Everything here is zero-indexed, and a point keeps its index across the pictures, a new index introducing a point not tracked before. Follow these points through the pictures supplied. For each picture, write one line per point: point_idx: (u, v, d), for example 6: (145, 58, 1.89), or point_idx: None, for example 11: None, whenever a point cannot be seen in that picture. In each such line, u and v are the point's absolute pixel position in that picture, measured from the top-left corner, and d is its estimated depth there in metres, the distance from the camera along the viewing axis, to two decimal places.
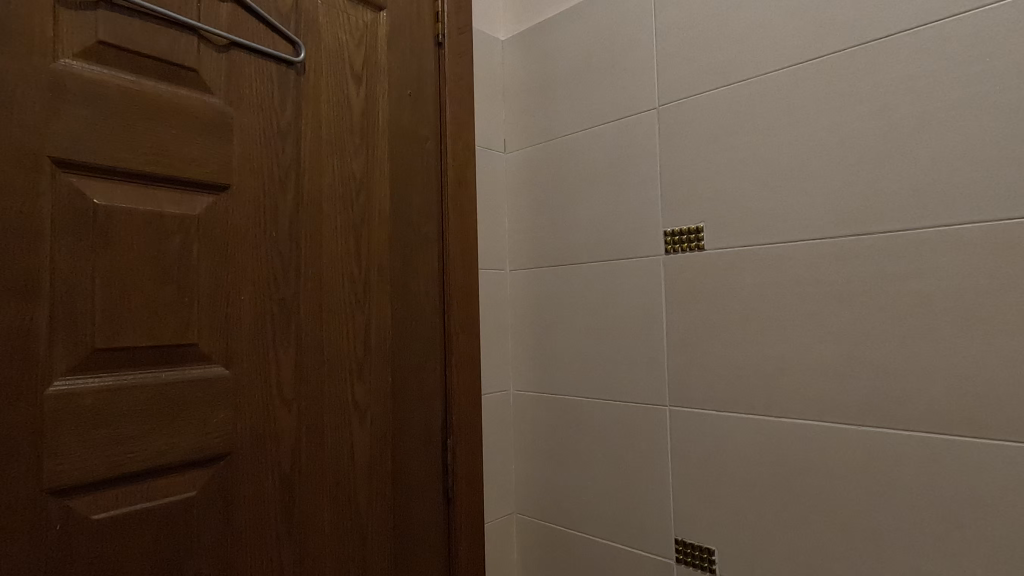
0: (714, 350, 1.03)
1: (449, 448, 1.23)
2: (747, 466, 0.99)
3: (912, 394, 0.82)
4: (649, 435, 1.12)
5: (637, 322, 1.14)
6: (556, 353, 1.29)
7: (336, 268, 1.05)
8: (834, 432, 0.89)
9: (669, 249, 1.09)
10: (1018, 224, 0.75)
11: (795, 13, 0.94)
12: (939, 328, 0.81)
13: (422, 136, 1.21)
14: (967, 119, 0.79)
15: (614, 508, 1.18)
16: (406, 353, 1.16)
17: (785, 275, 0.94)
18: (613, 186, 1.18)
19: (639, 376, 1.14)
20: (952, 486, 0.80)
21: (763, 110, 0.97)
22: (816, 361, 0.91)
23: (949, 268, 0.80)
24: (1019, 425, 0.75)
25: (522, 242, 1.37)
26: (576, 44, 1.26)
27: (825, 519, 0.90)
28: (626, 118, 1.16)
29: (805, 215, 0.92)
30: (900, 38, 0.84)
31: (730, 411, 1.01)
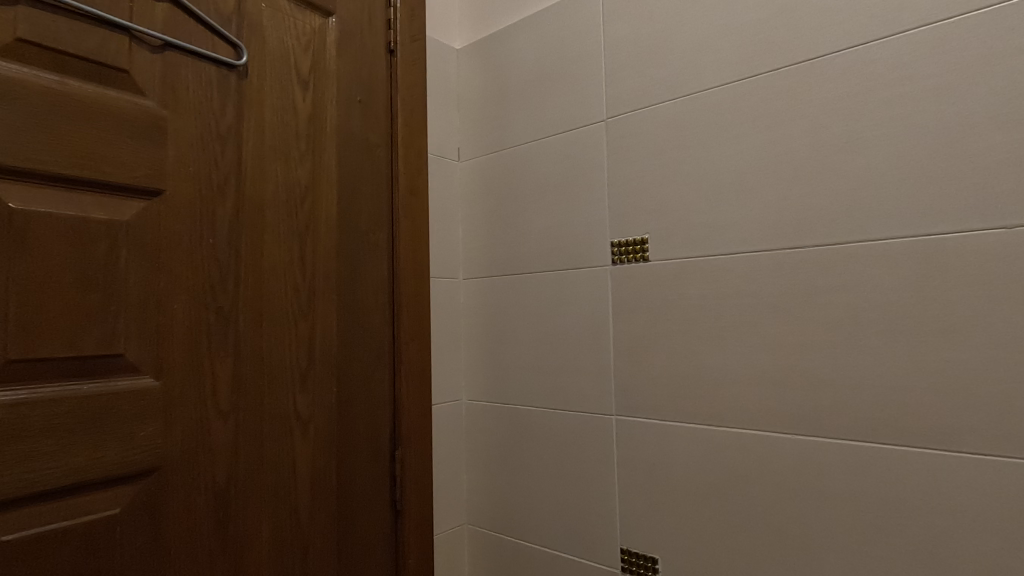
0: (658, 360, 1.04)
1: (398, 460, 1.21)
2: (689, 475, 1.00)
3: (840, 403, 0.85)
4: (597, 444, 1.13)
5: (585, 332, 1.15)
6: (507, 362, 1.29)
7: (279, 276, 1.03)
8: (770, 441, 0.91)
9: (616, 260, 1.10)
10: (937, 240, 0.79)
11: (734, 32, 0.97)
12: (867, 339, 0.83)
13: (372, 143, 1.20)
14: (889, 139, 0.82)
15: (562, 518, 1.18)
16: (353, 362, 1.14)
17: (725, 287, 0.97)
18: (564, 196, 1.19)
19: (587, 386, 1.14)
20: (876, 492, 0.82)
21: (705, 125, 0.99)
22: (754, 371, 0.93)
23: (874, 281, 0.83)
24: (937, 432, 0.78)
25: (475, 251, 1.37)
26: (529, 55, 1.26)
27: (762, 527, 0.92)
28: (575, 129, 1.17)
29: (743, 229, 0.95)
30: (829, 59, 0.87)
31: (673, 421, 1.02)
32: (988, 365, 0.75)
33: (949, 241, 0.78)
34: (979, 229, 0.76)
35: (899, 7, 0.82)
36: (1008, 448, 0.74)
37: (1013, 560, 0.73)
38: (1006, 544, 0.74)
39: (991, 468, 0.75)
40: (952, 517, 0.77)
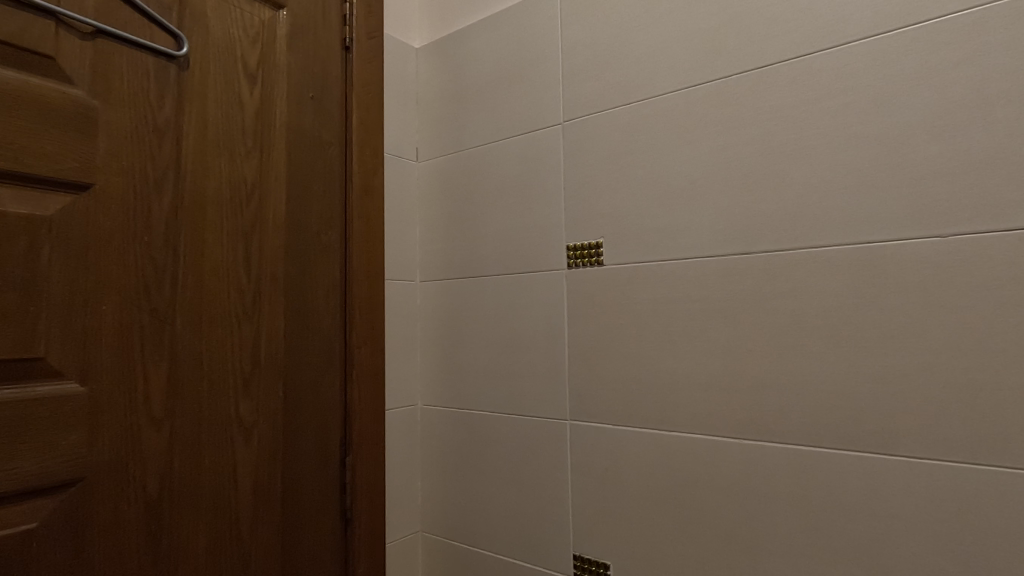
0: (611, 364, 1.04)
1: (348, 466, 1.18)
2: (641, 480, 1.00)
3: (785, 408, 0.86)
4: (551, 449, 1.12)
5: (541, 336, 1.14)
6: (463, 366, 1.27)
7: (221, 276, 0.98)
8: (719, 445, 0.92)
9: (572, 263, 1.10)
10: (878, 247, 0.80)
11: (687, 38, 0.97)
12: (811, 344, 0.84)
13: (325, 141, 1.17)
14: (834, 148, 0.83)
15: (516, 524, 1.16)
16: (301, 366, 1.10)
17: (676, 291, 0.97)
18: (521, 199, 1.18)
19: (542, 390, 1.13)
20: (819, 496, 0.83)
21: (658, 131, 1.00)
22: (704, 376, 0.93)
23: (817, 287, 0.84)
24: (876, 437, 0.79)
25: (433, 253, 1.35)
26: (488, 56, 1.25)
27: (710, 531, 0.92)
28: (533, 131, 1.17)
29: (694, 234, 0.95)
30: (777, 68, 0.88)
31: (626, 425, 1.02)
32: (924, 370, 0.76)
33: (889, 249, 0.79)
34: (917, 238, 0.77)
35: (843, 18, 0.83)
36: (943, 451, 0.75)
37: (946, 562, 0.75)
38: (941, 547, 0.75)
39: (927, 471, 0.76)
40: (889, 520, 0.78)
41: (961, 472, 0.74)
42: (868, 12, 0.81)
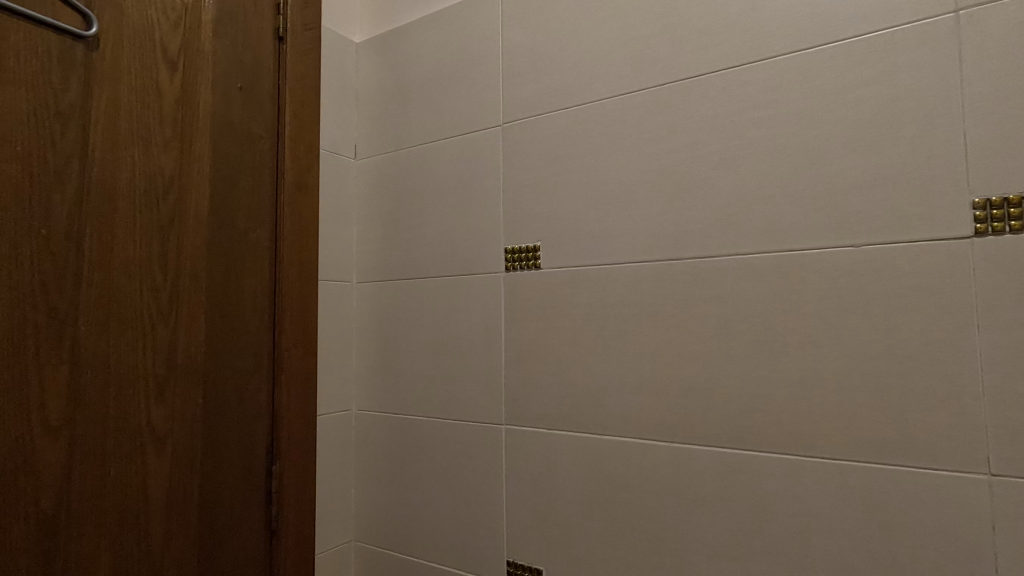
0: (547, 369, 1.03)
1: (275, 475, 1.12)
2: (573, 484, 1.00)
3: (711, 412, 0.88)
4: (486, 455, 1.10)
5: (477, 340, 1.12)
6: (400, 370, 1.24)
7: (133, 273, 0.92)
8: (649, 449, 0.92)
9: (510, 266, 1.09)
10: (798, 256, 0.82)
11: (623, 45, 0.98)
12: (736, 349, 0.86)
13: (254, 135, 1.11)
14: (759, 158, 0.86)
15: (450, 531, 1.14)
16: (223, 370, 1.04)
17: (610, 296, 0.97)
18: (460, 200, 1.16)
19: (479, 394, 1.11)
20: (742, 496, 0.85)
21: (595, 136, 1.00)
22: (635, 380, 0.94)
23: (742, 294, 0.86)
24: (795, 439, 0.81)
25: (370, 254, 1.31)
26: (429, 55, 1.23)
27: (639, 534, 0.93)
28: (473, 133, 1.15)
29: (628, 239, 0.96)
30: (708, 79, 0.90)
31: (560, 430, 1.01)
32: (839, 375, 0.79)
33: (808, 257, 0.82)
34: (833, 247, 0.80)
35: (768, 33, 0.86)
36: (854, 452, 0.78)
37: (857, 560, 0.77)
38: (852, 545, 0.77)
39: (841, 472, 0.78)
40: (806, 521, 0.80)
41: (870, 472, 0.76)
42: (791, 28, 0.84)
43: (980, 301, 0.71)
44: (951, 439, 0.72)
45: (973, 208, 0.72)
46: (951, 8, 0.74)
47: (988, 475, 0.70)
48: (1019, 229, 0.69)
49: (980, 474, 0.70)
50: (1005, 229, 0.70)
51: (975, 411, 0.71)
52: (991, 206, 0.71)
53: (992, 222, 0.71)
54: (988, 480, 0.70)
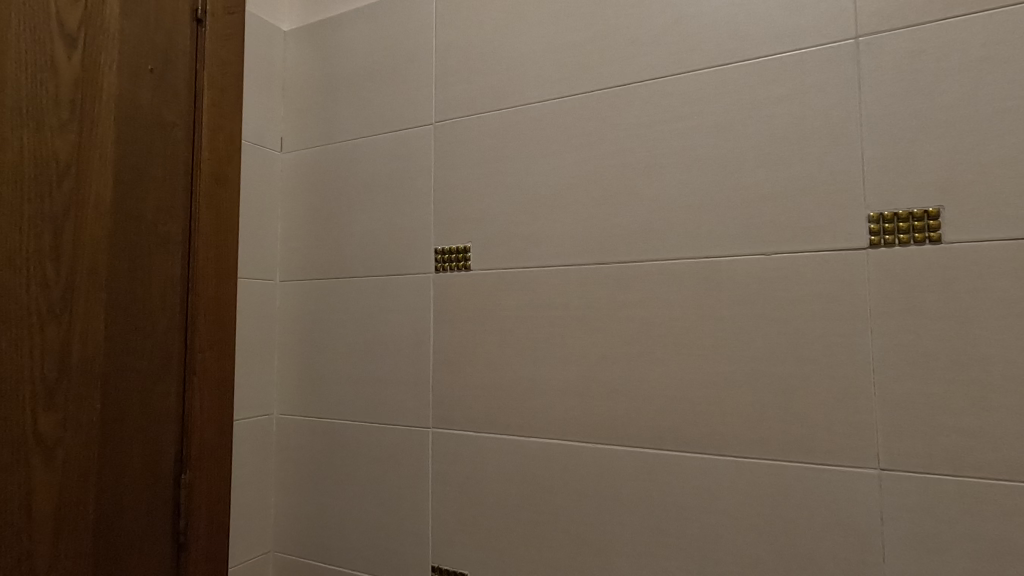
0: (475, 370, 1.02)
1: (184, 485, 1.05)
2: (500, 487, 0.99)
3: (633, 413, 0.90)
4: (413, 459, 1.08)
5: (406, 342, 1.10)
6: (325, 372, 1.19)
7: (19, 266, 0.83)
8: (573, 450, 0.93)
9: (439, 267, 1.07)
10: (715, 262, 0.86)
11: (554, 51, 0.99)
12: (657, 352, 0.89)
13: (167, 122, 1.04)
14: (681, 167, 0.88)
15: (374, 538, 1.11)
16: (126, 373, 0.97)
17: (538, 298, 0.98)
18: (390, 199, 1.13)
19: (406, 397, 1.09)
20: (660, 495, 0.87)
21: (526, 138, 1.01)
22: (561, 381, 0.95)
23: (663, 298, 0.89)
24: (710, 438, 0.85)
25: (295, 252, 1.25)
26: (361, 48, 1.19)
27: (563, 535, 0.94)
28: (405, 130, 1.13)
29: (556, 243, 0.97)
30: (634, 88, 0.92)
31: (487, 432, 1.01)
32: (750, 377, 0.83)
33: (724, 264, 0.85)
34: (746, 254, 0.84)
35: (690, 48, 0.89)
36: (763, 451, 0.81)
37: (764, 553, 0.81)
38: (760, 539, 0.81)
39: (751, 469, 0.82)
40: (719, 517, 0.83)
41: (777, 469, 0.80)
42: (711, 45, 0.87)
43: (874, 307, 0.76)
44: (847, 437, 0.77)
45: (869, 221, 0.77)
46: (852, 35, 0.79)
47: (879, 469, 0.75)
48: (908, 242, 0.75)
49: (872, 469, 0.75)
50: (895, 241, 0.75)
51: (868, 410, 0.76)
52: (884, 220, 0.76)
53: (885, 234, 0.76)
54: (878, 474, 0.75)
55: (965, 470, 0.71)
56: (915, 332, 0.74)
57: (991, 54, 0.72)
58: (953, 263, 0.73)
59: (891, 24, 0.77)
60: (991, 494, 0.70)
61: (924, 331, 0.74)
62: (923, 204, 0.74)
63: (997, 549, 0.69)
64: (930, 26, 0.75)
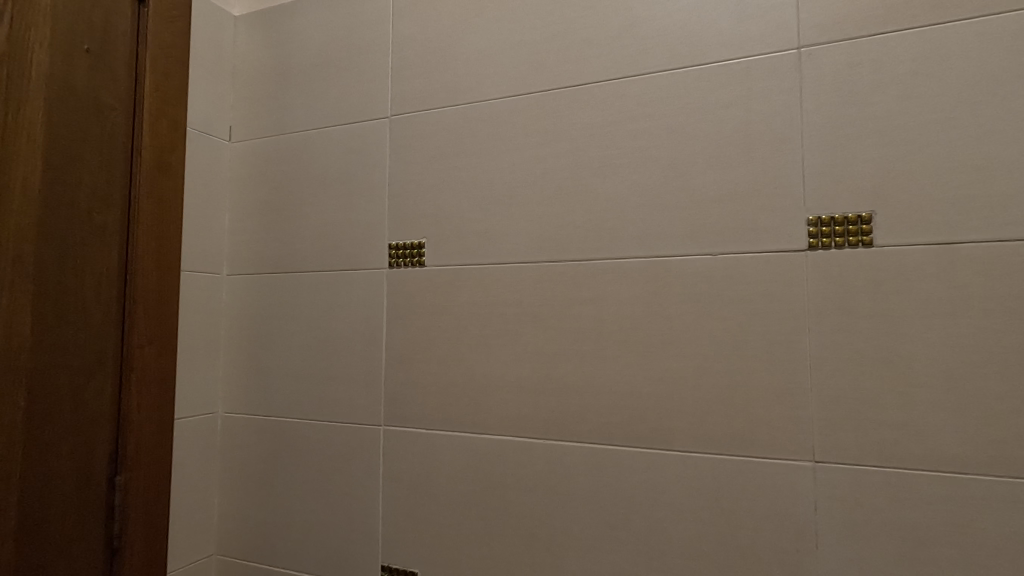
0: (428, 367, 1.02)
1: (118, 487, 1.00)
2: (451, 484, 0.99)
3: (584, 409, 0.91)
4: (363, 457, 1.06)
5: (358, 338, 1.08)
6: (273, 369, 1.16)
7: None
8: (525, 446, 0.94)
9: (393, 263, 1.06)
10: (664, 261, 0.88)
11: (512, 48, 0.99)
12: (608, 349, 0.90)
13: (104, 104, 0.99)
14: (633, 168, 0.90)
15: (322, 538, 1.09)
16: (56, 369, 0.91)
17: (493, 295, 0.98)
18: (344, 192, 1.11)
19: (357, 394, 1.07)
20: (609, 489, 0.89)
21: (483, 135, 1.00)
22: (514, 378, 0.95)
23: (615, 296, 0.90)
24: (657, 434, 0.87)
25: (244, 245, 1.21)
26: (316, 37, 1.16)
27: (514, 531, 0.94)
28: (360, 123, 1.11)
29: (511, 240, 0.97)
30: (590, 88, 0.93)
31: (439, 429, 1.00)
32: (696, 373, 0.85)
33: (673, 263, 0.87)
34: (694, 254, 0.86)
35: (644, 51, 0.90)
36: (707, 445, 0.84)
37: (707, 545, 0.83)
38: (703, 530, 0.83)
39: (695, 463, 0.84)
40: (664, 510, 0.85)
41: (719, 462, 0.83)
42: (664, 49, 0.89)
43: (811, 307, 0.80)
44: (785, 431, 0.80)
45: (807, 224, 0.80)
46: (795, 45, 0.82)
47: (813, 461, 0.79)
48: (843, 244, 0.79)
49: (807, 461, 0.79)
50: (832, 244, 0.79)
51: (804, 405, 0.79)
52: (822, 223, 0.80)
53: (822, 237, 0.80)
54: (812, 466, 0.79)
55: (890, 461, 0.75)
56: (848, 330, 0.78)
57: (919, 69, 0.76)
58: (883, 265, 0.77)
59: (831, 36, 0.80)
60: (913, 484, 0.74)
61: (856, 330, 0.78)
62: (857, 209, 0.78)
63: (918, 535, 0.74)
64: (866, 39, 0.79)
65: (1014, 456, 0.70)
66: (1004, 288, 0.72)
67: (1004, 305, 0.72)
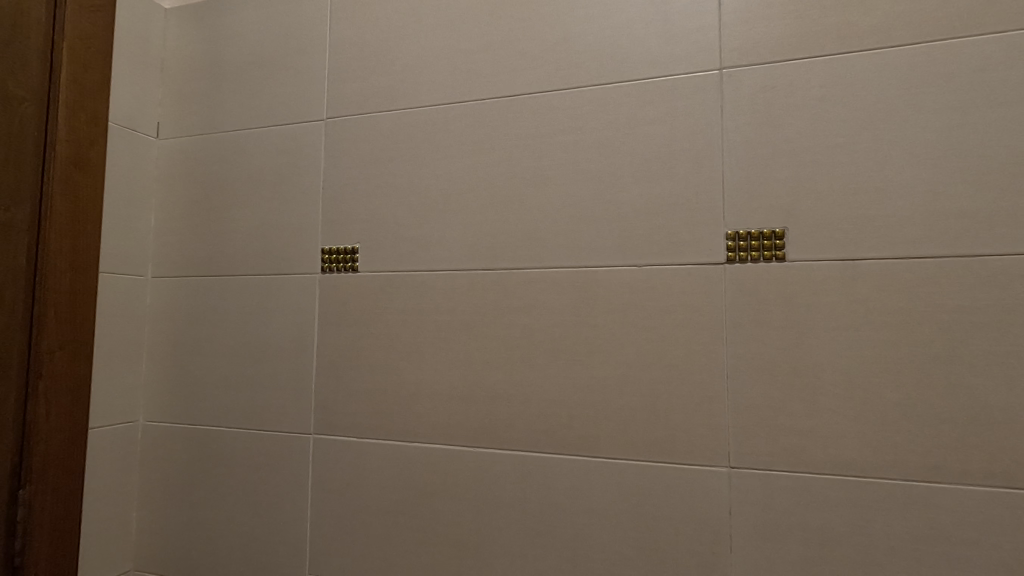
0: (360, 375, 1.00)
1: (22, 502, 0.95)
2: (381, 493, 0.97)
3: (514, 417, 0.91)
4: (291, 467, 1.03)
5: (288, 345, 1.05)
6: (199, 375, 1.12)
7: None
8: (455, 454, 0.94)
9: (326, 268, 1.04)
10: (592, 272, 0.89)
11: (448, 56, 0.99)
12: (537, 357, 0.91)
13: (11, 97, 0.94)
14: (564, 179, 0.92)
15: (247, 551, 1.05)
16: None
17: (425, 302, 0.97)
18: (275, 195, 1.08)
19: (286, 402, 1.04)
20: (536, 495, 0.89)
21: (418, 141, 1.00)
22: (445, 386, 0.95)
23: (544, 305, 0.91)
24: (583, 441, 0.88)
25: (170, 246, 1.17)
26: (250, 36, 1.13)
27: (443, 539, 0.94)
28: (294, 125, 1.08)
29: (444, 247, 0.97)
30: (524, 99, 0.94)
31: (369, 438, 0.99)
32: (621, 381, 0.87)
33: (601, 273, 0.89)
34: (621, 265, 0.88)
35: (576, 65, 0.92)
36: (630, 452, 0.86)
37: (629, 549, 0.85)
38: (625, 536, 0.85)
39: (619, 470, 0.86)
40: (590, 516, 0.87)
41: (642, 468, 0.85)
42: (595, 64, 0.91)
43: (729, 318, 0.83)
44: (703, 438, 0.83)
45: (726, 238, 0.84)
46: (717, 66, 0.85)
47: (728, 467, 0.81)
48: (758, 259, 0.82)
49: (722, 467, 0.82)
50: (748, 258, 0.82)
51: (721, 413, 0.82)
52: (739, 238, 0.83)
53: (739, 251, 0.83)
54: (728, 472, 0.81)
55: (798, 466, 0.79)
56: (761, 341, 0.81)
57: (827, 95, 0.81)
58: (794, 279, 0.81)
59: (749, 60, 0.84)
60: (818, 487, 0.78)
61: (768, 341, 0.81)
62: (771, 226, 0.82)
63: (822, 536, 0.78)
64: (780, 65, 0.83)
65: (906, 461, 0.75)
66: (899, 303, 0.76)
67: (899, 318, 0.76)
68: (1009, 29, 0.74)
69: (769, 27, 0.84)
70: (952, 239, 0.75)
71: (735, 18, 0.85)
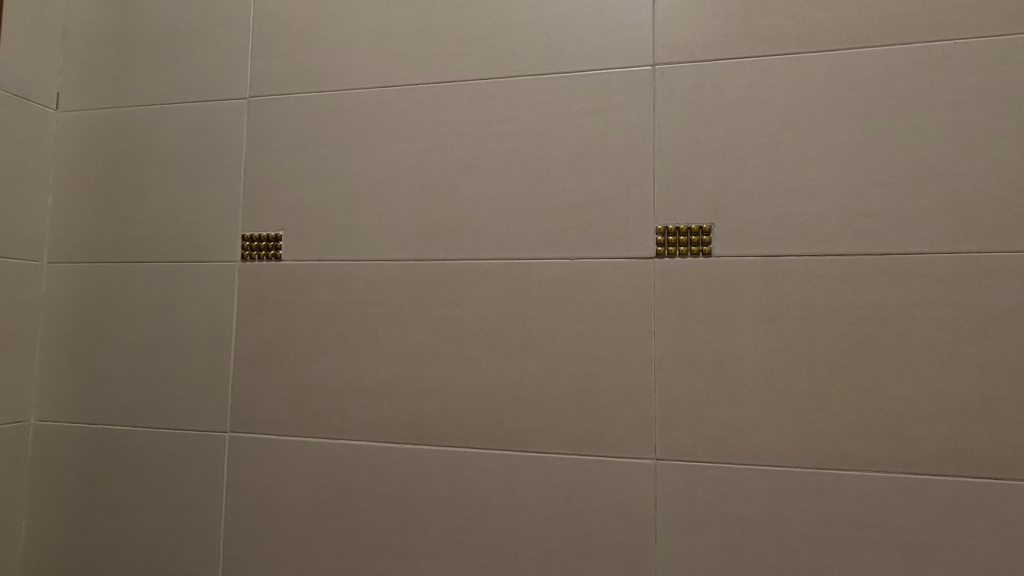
0: (281, 369, 0.95)
1: None
2: (302, 493, 0.93)
3: (443, 412, 0.89)
4: (204, 468, 0.96)
5: (202, 337, 0.98)
6: (101, 370, 1.03)
7: None
8: (381, 451, 0.90)
9: (246, 255, 0.97)
10: (526, 264, 0.88)
11: (382, 37, 0.95)
12: (468, 350, 0.89)
13: None
14: (499, 169, 0.90)
15: (154, 559, 0.98)
16: None
17: (353, 293, 0.93)
18: (191, 176, 1.01)
19: (200, 398, 0.97)
20: (465, 492, 0.87)
21: (348, 125, 0.95)
22: (372, 380, 0.91)
23: (476, 297, 0.89)
24: (513, 436, 0.87)
25: (69, 229, 1.06)
26: (164, 4, 1.05)
27: (367, 539, 0.90)
28: (212, 102, 1.01)
29: (373, 236, 0.93)
30: (459, 86, 0.92)
31: (291, 436, 0.94)
32: (552, 375, 0.86)
33: (534, 266, 0.88)
34: (554, 258, 0.87)
35: (512, 54, 0.91)
36: (559, 446, 0.85)
37: (557, 544, 0.84)
38: (553, 530, 0.85)
39: (548, 464, 0.85)
40: (518, 512, 0.86)
41: (570, 462, 0.85)
42: (531, 54, 0.90)
43: (657, 312, 0.84)
44: (631, 430, 0.83)
45: (656, 232, 0.84)
46: (650, 62, 0.86)
47: (654, 459, 0.82)
48: (686, 254, 0.83)
49: (649, 459, 0.83)
50: (677, 253, 0.83)
51: (648, 406, 0.83)
52: (668, 233, 0.84)
53: (668, 246, 0.84)
54: (653, 464, 0.82)
55: (721, 457, 0.81)
56: (687, 335, 0.83)
57: (752, 95, 0.83)
58: (719, 275, 0.82)
59: (681, 57, 0.85)
60: (738, 478, 0.80)
61: (694, 334, 0.82)
62: (699, 222, 0.83)
63: (741, 524, 0.80)
64: (710, 64, 0.85)
65: (818, 451, 0.78)
66: (815, 298, 0.80)
67: (815, 314, 0.79)
68: (917, 41, 0.79)
69: (701, 27, 0.85)
70: (863, 238, 0.79)
71: (669, 16, 0.86)
